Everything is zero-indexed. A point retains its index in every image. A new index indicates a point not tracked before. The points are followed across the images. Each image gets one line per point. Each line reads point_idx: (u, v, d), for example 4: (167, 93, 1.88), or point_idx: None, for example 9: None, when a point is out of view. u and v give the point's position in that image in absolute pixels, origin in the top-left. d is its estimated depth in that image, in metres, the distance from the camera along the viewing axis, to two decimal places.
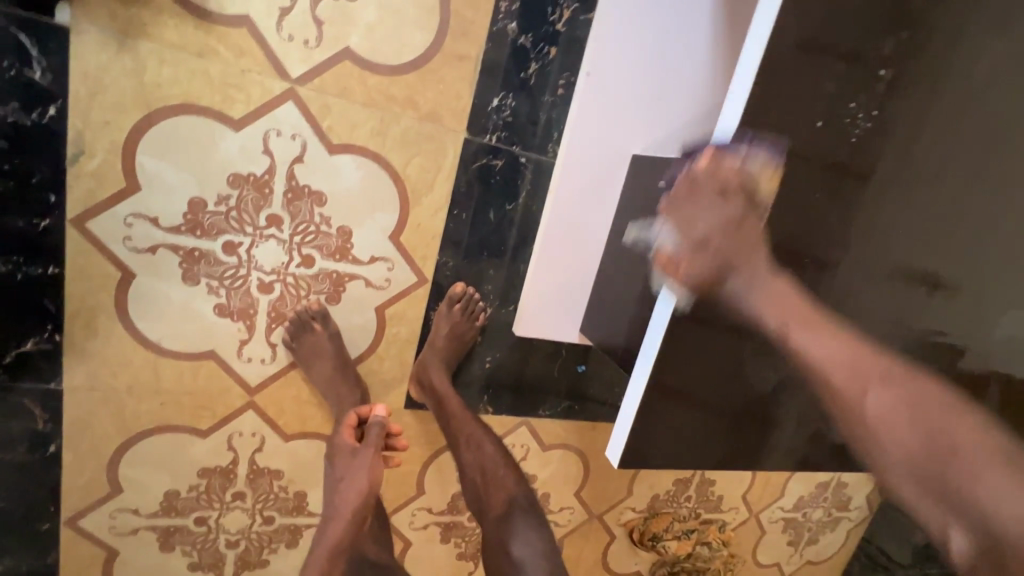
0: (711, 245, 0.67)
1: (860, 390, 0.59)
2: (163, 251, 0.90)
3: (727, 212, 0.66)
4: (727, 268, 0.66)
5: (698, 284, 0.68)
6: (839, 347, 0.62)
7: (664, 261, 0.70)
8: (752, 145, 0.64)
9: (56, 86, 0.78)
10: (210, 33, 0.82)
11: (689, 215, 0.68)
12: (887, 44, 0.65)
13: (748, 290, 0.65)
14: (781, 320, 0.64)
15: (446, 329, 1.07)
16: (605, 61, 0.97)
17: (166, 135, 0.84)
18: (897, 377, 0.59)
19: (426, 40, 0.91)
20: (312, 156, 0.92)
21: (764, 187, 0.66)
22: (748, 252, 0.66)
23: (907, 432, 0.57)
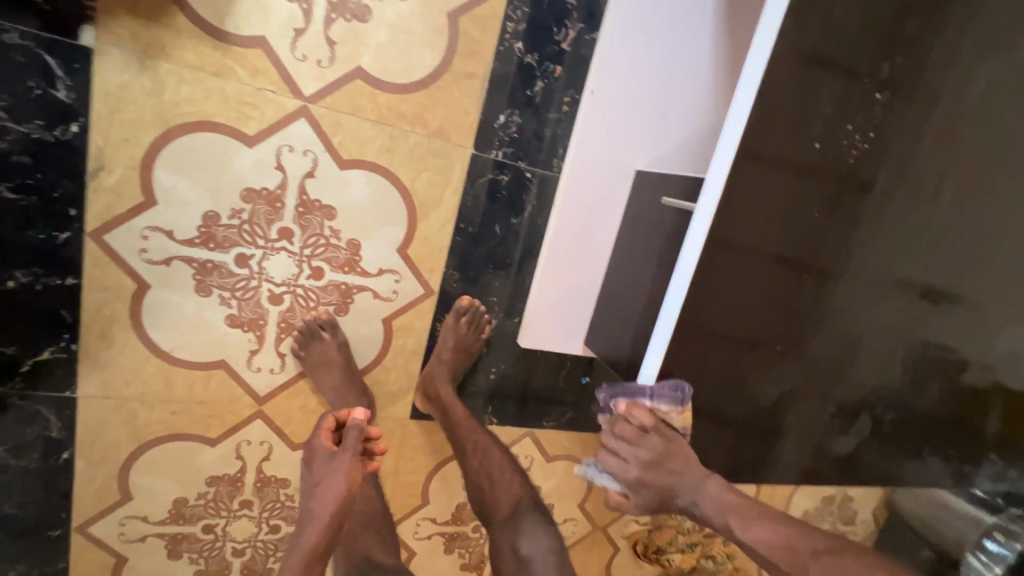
0: (647, 483, 0.77)
1: (798, 570, 0.67)
2: (177, 263, 0.92)
3: (649, 451, 0.77)
4: (667, 491, 0.77)
5: (648, 503, 0.79)
6: (773, 533, 0.70)
7: (616, 497, 0.81)
8: (655, 395, 0.77)
9: (79, 105, 0.81)
10: (227, 54, 0.84)
11: (619, 457, 0.79)
12: (882, 69, 0.67)
13: (694, 501, 0.75)
14: (723, 522, 0.74)
15: (452, 340, 1.09)
16: (608, 80, 1.00)
17: (182, 151, 0.87)
18: (826, 552, 0.67)
19: (435, 60, 0.94)
20: (324, 171, 0.94)
21: (676, 421, 0.77)
22: (682, 475, 0.76)
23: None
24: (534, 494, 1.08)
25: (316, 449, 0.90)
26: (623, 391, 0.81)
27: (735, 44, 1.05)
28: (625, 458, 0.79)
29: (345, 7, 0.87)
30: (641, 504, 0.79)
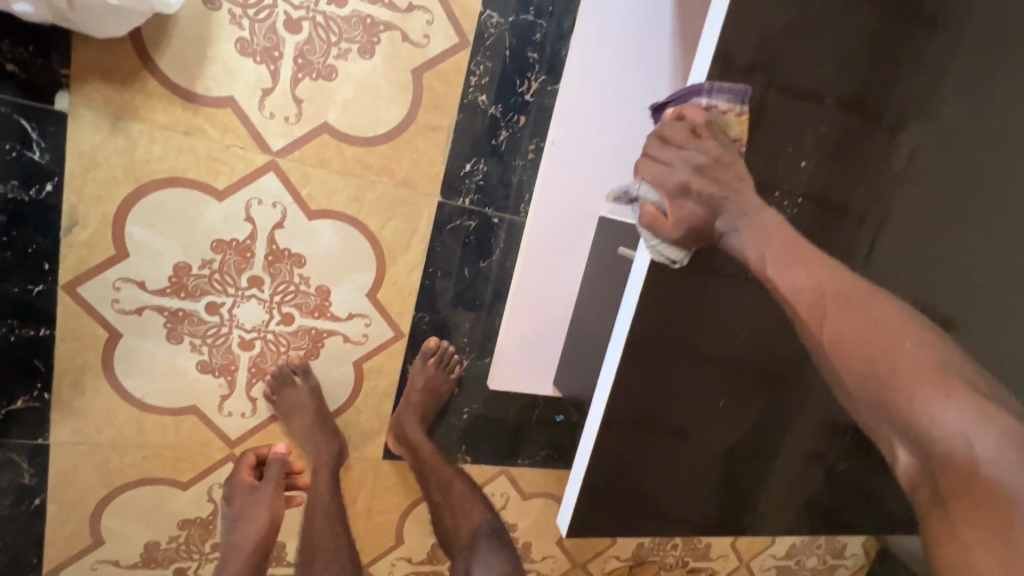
0: (692, 193, 0.61)
1: (818, 320, 0.57)
2: (149, 311, 0.95)
3: (702, 154, 0.60)
4: (710, 206, 0.61)
5: (687, 231, 0.62)
6: (811, 275, 0.58)
7: (651, 216, 0.62)
8: (716, 88, 0.59)
9: (53, 165, 0.84)
10: (197, 114, 0.88)
11: (659, 167, 0.63)
12: (807, 137, 0.64)
13: (736, 227, 0.61)
14: (761, 259, 0.60)
15: (421, 381, 1.10)
16: (567, 130, 1.03)
17: (154, 206, 0.90)
18: (854, 299, 0.57)
19: (401, 114, 0.97)
20: (293, 222, 0.97)
21: (733, 126, 0.60)
22: (735, 187, 0.61)
23: (865, 351, 0.54)
24: (492, 519, 1.10)
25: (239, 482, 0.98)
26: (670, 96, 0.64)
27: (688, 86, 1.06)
28: (672, 161, 0.62)
29: (311, 67, 0.91)
30: (680, 225, 0.62)
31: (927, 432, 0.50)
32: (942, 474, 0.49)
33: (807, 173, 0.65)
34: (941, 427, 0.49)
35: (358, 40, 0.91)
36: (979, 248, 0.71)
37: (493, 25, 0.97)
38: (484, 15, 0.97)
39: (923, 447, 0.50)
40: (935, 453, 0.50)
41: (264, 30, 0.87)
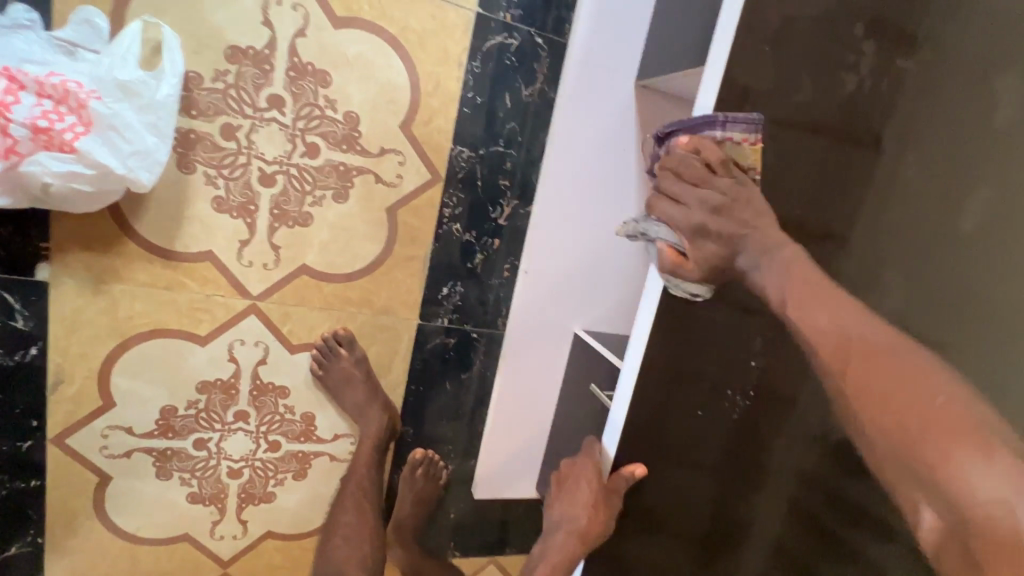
0: (712, 233, 0.61)
1: (841, 369, 0.52)
2: (138, 453, 0.97)
3: (720, 192, 0.60)
4: (729, 242, 0.61)
5: (706, 269, 0.63)
6: (831, 317, 0.54)
7: (672, 261, 0.63)
8: (729, 121, 0.60)
9: (37, 331, 0.86)
10: (177, 270, 0.90)
11: (672, 204, 0.62)
12: (756, 341, 0.73)
13: (756, 262, 0.60)
14: (781, 298, 0.58)
15: (410, 495, 1.09)
16: (540, 259, 1.07)
17: (138, 357, 0.92)
18: (880, 348, 0.51)
19: (378, 250, 1.00)
20: (276, 358, 1.00)
21: (747, 158, 0.61)
22: (751, 222, 0.60)
23: (891, 402, 0.48)
24: None
25: (581, 490, 0.84)
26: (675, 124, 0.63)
27: None
28: (688, 202, 0.61)
29: (287, 216, 0.93)
30: (700, 263, 0.62)
31: (957, 498, 0.43)
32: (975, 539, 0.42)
33: (766, 369, 0.74)
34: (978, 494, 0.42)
35: (332, 186, 0.94)
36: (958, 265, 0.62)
37: (464, 159, 1.00)
38: (455, 151, 0.99)
39: (952, 514, 0.43)
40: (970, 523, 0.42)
41: (239, 187, 0.89)
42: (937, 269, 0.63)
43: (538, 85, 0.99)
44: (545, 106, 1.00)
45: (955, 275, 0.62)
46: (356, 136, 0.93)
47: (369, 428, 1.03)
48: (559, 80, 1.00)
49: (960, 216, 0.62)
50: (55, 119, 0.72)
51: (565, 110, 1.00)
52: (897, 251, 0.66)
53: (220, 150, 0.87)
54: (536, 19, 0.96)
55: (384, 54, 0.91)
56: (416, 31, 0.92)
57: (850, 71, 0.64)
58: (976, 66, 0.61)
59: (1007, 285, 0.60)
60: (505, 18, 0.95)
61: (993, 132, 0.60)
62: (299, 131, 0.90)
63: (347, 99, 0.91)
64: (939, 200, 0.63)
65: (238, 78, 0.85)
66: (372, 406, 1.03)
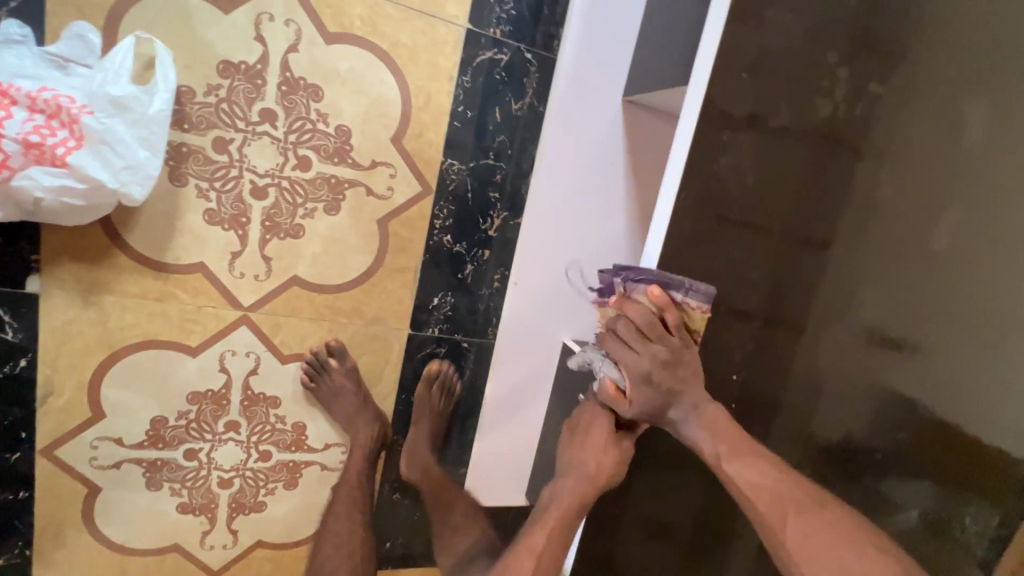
0: (654, 382, 0.68)
1: (781, 519, 0.60)
2: (127, 464, 0.97)
3: (667, 350, 0.67)
4: (669, 394, 0.69)
5: (641, 414, 0.71)
6: (764, 472, 0.63)
7: (612, 394, 0.73)
8: (690, 290, 0.66)
9: (27, 342, 0.87)
10: (168, 281, 0.91)
11: (626, 349, 0.69)
12: (738, 352, 0.73)
13: (687, 418, 0.68)
14: (714, 448, 0.66)
15: (427, 412, 1.09)
16: (529, 270, 1.08)
17: (129, 368, 0.93)
18: (808, 503, 0.61)
19: (368, 261, 1.00)
20: (267, 368, 1.00)
21: (695, 323, 0.68)
22: (688, 381, 0.68)
23: (827, 555, 0.57)
24: None
25: (595, 434, 0.77)
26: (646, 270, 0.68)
27: (644, 206, 1.11)
28: (641, 351, 0.68)
29: (279, 227, 0.94)
30: (636, 404, 0.71)
31: None
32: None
33: (746, 382, 0.74)
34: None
35: (323, 199, 0.95)
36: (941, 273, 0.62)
37: (454, 172, 1.01)
38: (445, 164, 1.00)
39: None
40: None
41: (231, 200, 0.90)
42: (916, 277, 0.64)
43: (528, 99, 1.01)
44: (534, 120, 1.02)
45: (938, 282, 0.62)
46: (347, 149, 0.94)
47: (359, 439, 1.04)
48: (547, 95, 1.02)
49: (931, 233, 0.63)
50: (47, 134, 0.72)
51: (552, 124, 1.02)
52: (876, 260, 0.67)
53: (212, 163, 0.88)
54: (524, 35, 0.98)
55: (375, 68, 0.92)
56: (407, 46, 0.93)
57: (825, 96, 0.66)
58: (948, 89, 0.61)
59: (987, 292, 0.59)
60: (495, 34, 0.97)
61: (965, 152, 0.61)
62: (291, 144, 0.91)
63: (339, 113, 0.92)
64: (916, 209, 0.64)
65: (231, 93, 0.86)
66: (363, 416, 1.04)
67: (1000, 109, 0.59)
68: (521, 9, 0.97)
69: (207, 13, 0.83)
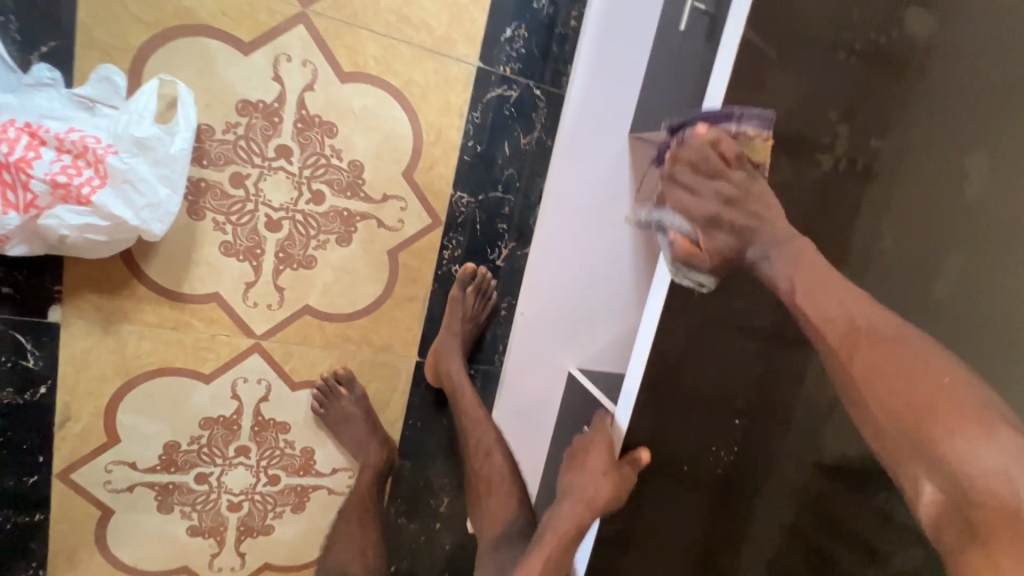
0: (723, 223, 0.62)
1: (849, 351, 0.54)
2: (140, 487, 0.99)
3: (733, 185, 0.62)
4: (741, 234, 0.63)
5: (721, 261, 0.64)
6: (842, 304, 0.56)
7: (685, 251, 0.65)
8: (745, 115, 0.60)
9: (47, 370, 0.89)
10: (184, 310, 0.93)
11: (688, 195, 0.63)
12: (740, 399, 0.77)
13: (767, 254, 0.62)
14: (790, 284, 0.60)
15: (460, 312, 1.04)
16: (535, 301, 1.09)
17: (144, 394, 0.95)
18: (888, 334, 0.53)
19: (378, 290, 1.02)
20: (277, 395, 1.02)
21: (758, 151, 0.62)
22: (765, 215, 0.62)
23: (901, 380, 0.51)
24: None
25: (594, 459, 0.81)
26: (689, 116, 0.63)
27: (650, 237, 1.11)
28: (705, 192, 0.63)
29: (292, 259, 0.96)
30: (713, 255, 0.64)
31: (962, 474, 0.46)
32: (978, 505, 0.45)
33: (748, 424, 0.78)
34: (975, 468, 0.45)
35: (335, 231, 0.97)
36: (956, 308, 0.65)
37: (464, 205, 1.03)
38: (455, 197, 1.02)
39: (956, 485, 0.46)
40: (969, 491, 0.46)
41: (246, 232, 0.93)
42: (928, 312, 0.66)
43: (536, 134, 1.03)
44: (542, 153, 1.05)
45: (950, 316, 0.65)
46: (360, 183, 0.96)
47: (367, 467, 1.05)
48: (555, 130, 1.04)
49: (938, 273, 0.66)
50: (73, 173, 0.75)
51: (564, 155, 1.03)
52: (885, 304, 0.68)
53: (229, 198, 0.90)
54: (534, 72, 1.01)
55: (388, 106, 0.95)
56: (419, 83, 0.95)
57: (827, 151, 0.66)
58: (948, 137, 0.64)
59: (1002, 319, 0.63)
60: (505, 72, 0.99)
61: (967, 204, 0.64)
62: (305, 178, 0.93)
63: (353, 149, 0.94)
64: (921, 256, 0.66)
65: (248, 130, 0.89)
66: (372, 442, 1.05)
67: (998, 154, 0.62)
68: (531, 47, 0.99)
69: (227, 54, 0.86)
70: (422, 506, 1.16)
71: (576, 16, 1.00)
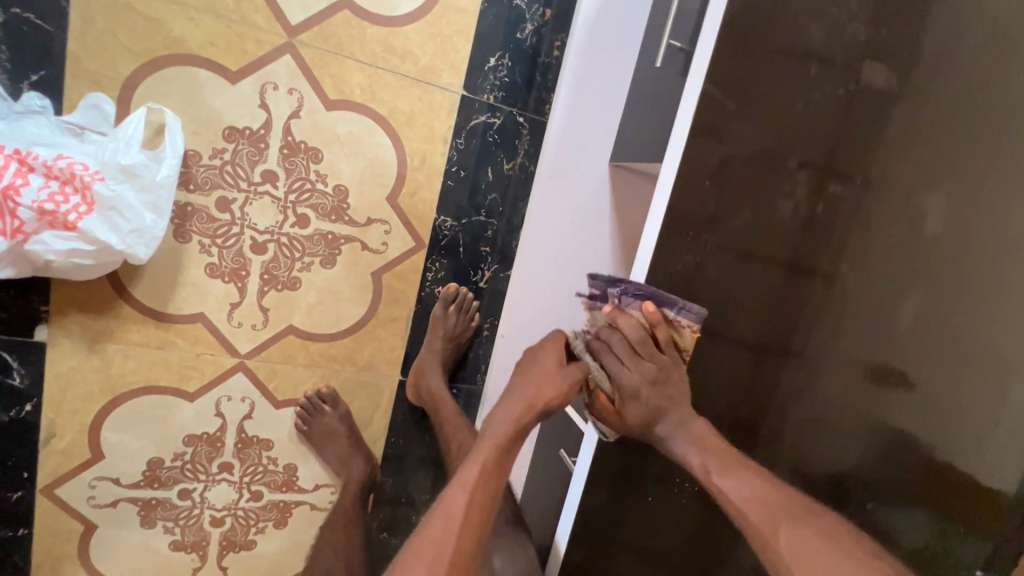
0: (640, 397, 0.71)
1: (773, 530, 0.61)
2: (123, 503, 1.00)
3: (654, 368, 0.71)
4: (655, 413, 0.71)
5: (631, 427, 0.73)
6: (750, 484, 0.64)
7: (602, 403, 0.75)
8: (681, 310, 0.68)
9: (33, 388, 0.91)
10: (169, 330, 0.95)
11: (616, 362, 0.73)
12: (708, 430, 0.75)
13: (674, 434, 0.70)
14: (702, 463, 0.67)
15: (442, 330, 1.06)
16: (515, 325, 1.12)
17: (129, 411, 0.97)
18: (800, 515, 0.61)
19: (361, 311, 1.04)
20: (261, 413, 1.04)
21: (685, 340, 0.70)
22: (675, 402, 0.70)
23: (819, 565, 0.58)
24: None
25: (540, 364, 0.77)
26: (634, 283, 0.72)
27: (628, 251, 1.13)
28: (630, 366, 0.72)
29: (276, 280, 0.98)
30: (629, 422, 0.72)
31: None
32: None
33: None
34: None
35: (320, 253, 0.99)
36: (928, 327, 0.63)
37: (447, 228, 1.05)
38: (438, 221, 1.04)
39: None
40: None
41: (232, 254, 0.94)
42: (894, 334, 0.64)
43: (519, 159, 1.06)
44: (524, 179, 1.07)
45: (919, 332, 0.63)
46: (344, 207, 0.98)
47: (351, 481, 1.07)
48: (537, 157, 1.06)
49: (898, 314, 0.64)
50: (60, 201, 0.77)
51: (541, 189, 1.06)
52: (849, 330, 0.67)
53: (215, 221, 0.92)
54: (518, 100, 1.03)
55: (373, 132, 0.97)
56: (404, 110, 0.98)
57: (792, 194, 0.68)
58: (911, 171, 0.63)
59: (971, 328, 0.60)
60: (488, 100, 1.01)
61: (928, 231, 0.62)
62: (291, 203, 0.95)
63: (338, 174, 0.96)
64: (887, 281, 0.64)
65: (234, 156, 0.91)
66: (354, 459, 1.07)
67: (956, 196, 0.61)
68: (515, 76, 1.02)
69: (215, 83, 0.88)
70: (403, 521, 1.18)
71: (560, 46, 1.03)
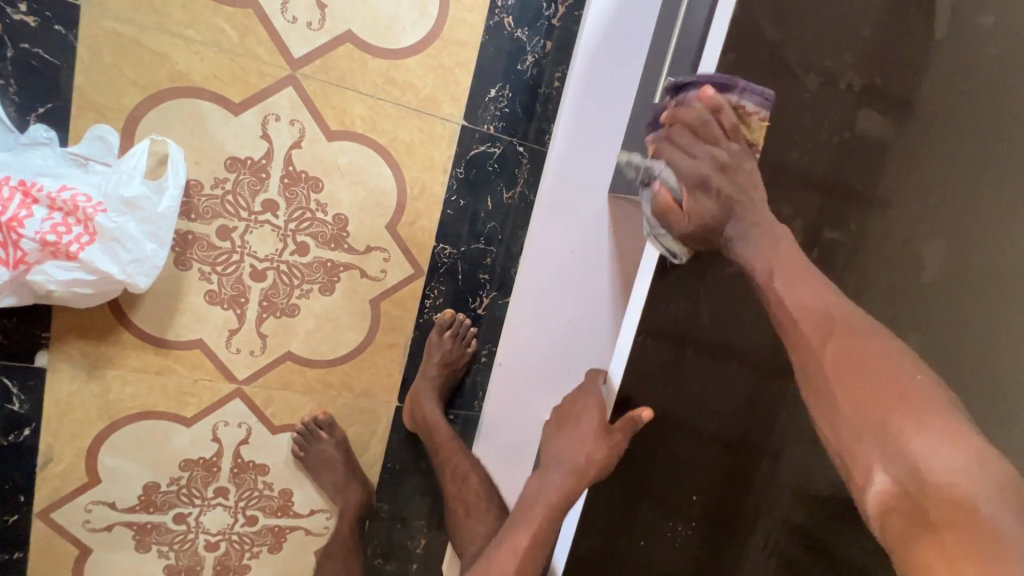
0: (709, 188, 0.59)
1: (822, 339, 0.54)
2: (118, 526, 1.01)
3: (725, 152, 0.58)
4: (725, 205, 0.59)
5: (697, 231, 0.61)
6: (813, 290, 0.56)
7: (666, 206, 0.61)
8: (746, 88, 0.57)
9: (32, 413, 0.92)
10: (168, 355, 0.96)
11: (680, 155, 0.60)
12: (697, 475, 0.78)
13: (745, 235, 0.60)
14: (767, 266, 0.58)
15: (437, 356, 1.06)
16: (514, 353, 1.07)
17: (126, 435, 0.97)
18: (861, 328, 0.54)
19: (358, 338, 1.05)
20: (257, 438, 1.04)
21: (755, 128, 0.59)
22: (749, 196, 0.59)
23: (865, 373, 0.52)
24: None
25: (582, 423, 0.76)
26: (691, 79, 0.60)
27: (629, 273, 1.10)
28: (697, 153, 0.59)
29: (275, 307, 0.98)
30: (693, 221, 0.60)
31: (915, 467, 0.47)
32: (932, 510, 0.46)
33: (703, 502, 0.79)
34: (936, 463, 0.46)
35: (318, 281, 0.99)
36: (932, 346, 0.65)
37: (446, 256, 1.06)
38: (438, 249, 1.05)
39: (913, 477, 0.47)
40: (928, 490, 0.46)
41: (231, 281, 0.95)
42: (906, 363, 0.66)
43: (518, 188, 1.06)
44: (523, 206, 1.07)
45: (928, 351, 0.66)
46: (344, 235, 0.99)
47: (347, 507, 1.06)
48: (536, 184, 1.07)
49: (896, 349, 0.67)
50: (63, 231, 0.78)
51: (541, 213, 1.03)
52: None
53: (215, 249, 0.93)
54: (518, 129, 1.04)
55: (373, 162, 0.98)
56: (404, 140, 0.99)
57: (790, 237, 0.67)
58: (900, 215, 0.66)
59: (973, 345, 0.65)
60: (488, 130, 1.02)
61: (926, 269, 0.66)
62: (290, 231, 0.96)
63: (338, 203, 0.97)
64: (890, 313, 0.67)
65: (236, 185, 0.92)
66: (350, 485, 1.07)
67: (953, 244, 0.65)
68: (515, 106, 1.02)
69: (217, 114, 0.89)
70: (398, 548, 1.17)
71: (560, 77, 1.04)
